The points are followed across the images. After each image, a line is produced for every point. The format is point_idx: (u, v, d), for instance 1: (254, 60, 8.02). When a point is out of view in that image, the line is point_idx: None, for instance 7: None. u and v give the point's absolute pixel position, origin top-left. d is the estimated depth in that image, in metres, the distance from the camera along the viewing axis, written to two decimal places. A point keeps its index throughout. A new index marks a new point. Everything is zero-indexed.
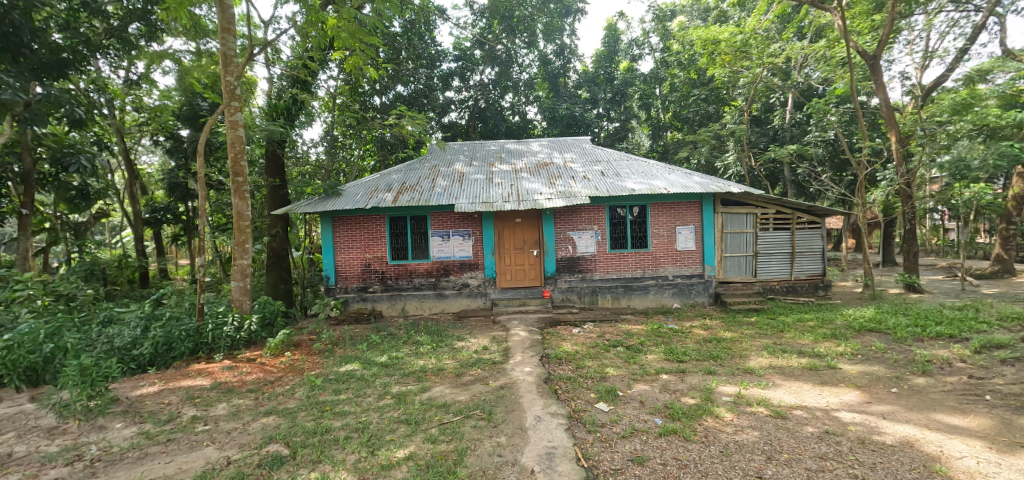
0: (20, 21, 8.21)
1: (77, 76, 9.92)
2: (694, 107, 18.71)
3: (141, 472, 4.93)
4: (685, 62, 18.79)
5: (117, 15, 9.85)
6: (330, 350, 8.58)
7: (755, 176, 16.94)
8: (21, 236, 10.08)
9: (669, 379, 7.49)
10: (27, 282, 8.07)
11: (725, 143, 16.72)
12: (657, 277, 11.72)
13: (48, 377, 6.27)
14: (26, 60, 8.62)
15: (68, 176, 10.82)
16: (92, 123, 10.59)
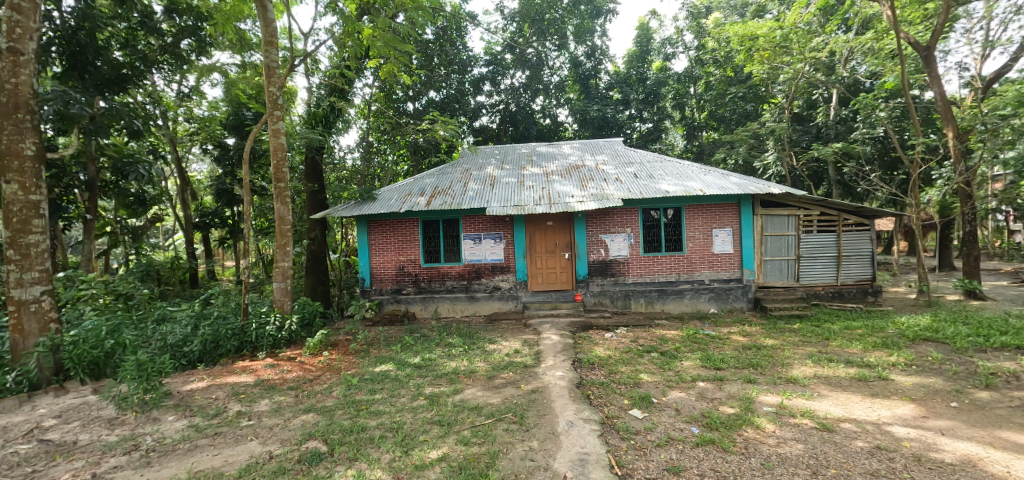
0: (85, 41, 8.97)
1: (136, 89, 10.59)
2: (731, 106, 18.15)
3: (191, 463, 5.18)
4: (721, 60, 18.26)
5: (171, 32, 10.53)
6: (365, 350, 8.81)
7: (797, 177, 16.27)
8: (86, 239, 10.89)
9: (705, 387, 7.26)
10: (90, 282, 8.68)
11: (764, 142, 16.11)
12: (692, 282, 11.41)
13: (109, 370, 6.71)
14: (91, 77, 9.30)
15: (128, 183, 11.62)
16: (149, 134, 11.32)
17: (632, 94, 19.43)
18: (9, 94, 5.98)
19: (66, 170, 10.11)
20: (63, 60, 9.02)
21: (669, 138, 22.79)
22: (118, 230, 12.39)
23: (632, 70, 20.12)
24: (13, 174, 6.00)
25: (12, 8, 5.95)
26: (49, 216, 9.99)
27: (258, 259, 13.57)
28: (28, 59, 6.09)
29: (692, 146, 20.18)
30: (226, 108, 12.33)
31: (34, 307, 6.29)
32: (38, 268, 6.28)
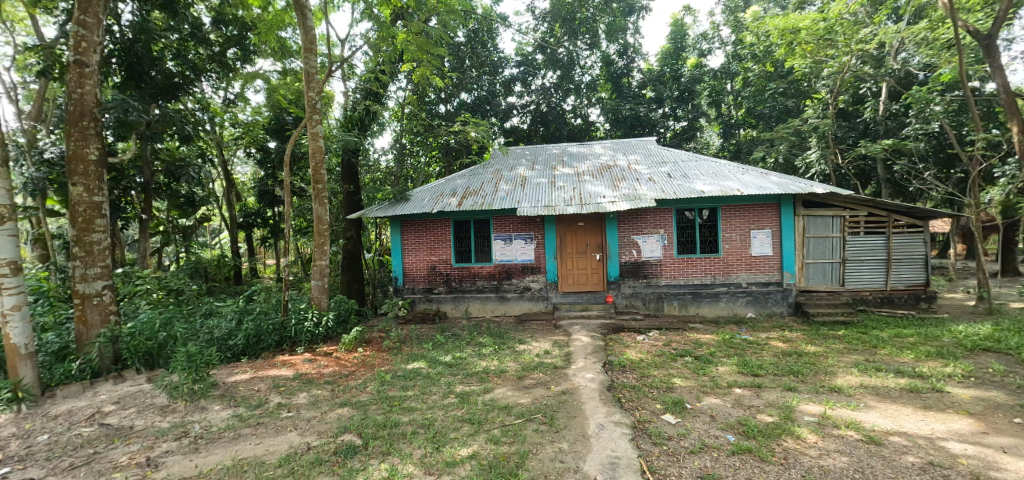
0: (141, 52, 9.59)
1: (186, 97, 11.20)
2: (771, 102, 17.44)
3: (235, 451, 5.45)
4: (760, 54, 17.61)
5: (218, 41, 10.98)
6: (398, 347, 9.03)
7: (841, 176, 15.49)
8: (142, 237, 11.65)
9: (742, 394, 7.02)
10: (144, 278, 9.27)
11: (806, 140, 15.42)
12: (729, 285, 11.06)
13: (161, 361, 7.19)
14: (147, 86, 9.95)
15: (179, 185, 12.38)
16: (199, 138, 11.99)
17: (665, 92, 18.78)
18: (75, 104, 6.47)
19: (124, 173, 10.82)
20: (122, 71, 9.66)
21: (704, 136, 22.20)
22: (170, 229, 13.14)
23: (666, 68, 19.43)
24: (79, 177, 6.50)
25: (78, 24, 6.42)
26: (110, 216, 10.76)
27: (298, 257, 14.12)
28: (92, 71, 6.57)
29: (729, 144, 19.57)
30: (268, 113, 12.93)
31: (97, 300, 6.78)
32: (100, 264, 6.77)
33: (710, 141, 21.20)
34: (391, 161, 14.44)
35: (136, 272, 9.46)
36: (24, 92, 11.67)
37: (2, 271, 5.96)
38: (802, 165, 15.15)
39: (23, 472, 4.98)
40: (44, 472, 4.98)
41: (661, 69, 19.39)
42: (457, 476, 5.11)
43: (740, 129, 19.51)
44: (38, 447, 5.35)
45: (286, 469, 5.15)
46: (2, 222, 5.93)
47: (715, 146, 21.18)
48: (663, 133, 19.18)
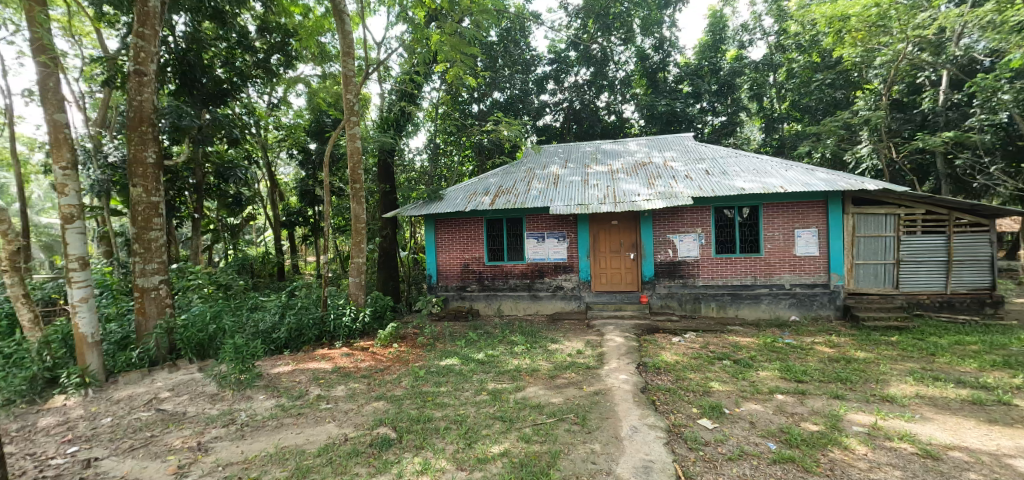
0: (193, 60, 10.13)
1: (234, 102, 11.79)
2: (818, 94, 16.59)
3: (278, 439, 5.72)
4: (806, 45, 16.86)
5: (263, 48, 11.50)
6: (432, 344, 9.20)
7: (895, 171, 14.55)
8: (195, 235, 12.38)
9: (784, 400, 6.71)
10: (197, 273, 9.86)
11: (857, 133, 14.57)
12: (771, 286, 10.59)
13: (212, 351, 7.63)
14: (199, 92, 10.56)
15: (227, 186, 13.08)
16: (245, 140, 12.63)
17: (703, 86, 18.09)
18: (135, 110, 6.95)
19: (179, 174, 11.51)
20: (176, 79, 10.24)
21: (745, 131, 21.38)
22: (220, 228, 13.86)
23: (704, 61, 18.74)
24: (138, 178, 6.97)
25: (137, 36, 6.89)
26: (166, 215, 11.49)
27: (337, 255, 14.61)
28: (150, 79, 7.03)
29: (771, 139, 18.76)
30: (310, 116, 13.46)
31: (154, 293, 7.28)
32: (157, 260, 7.24)
33: (751, 136, 20.45)
34: (425, 161, 14.74)
35: (189, 268, 10.05)
36: (89, 100, 12.62)
37: (73, 266, 6.48)
38: (851, 160, 14.29)
39: (89, 451, 5.40)
40: (107, 452, 5.38)
41: (700, 63, 18.74)
42: (488, 472, 5.15)
43: (784, 123, 18.68)
44: (102, 429, 5.79)
45: (325, 458, 5.34)
46: (72, 221, 6.45)
47: (756, 142, 20.40)
48: (701, 129, 18.65)
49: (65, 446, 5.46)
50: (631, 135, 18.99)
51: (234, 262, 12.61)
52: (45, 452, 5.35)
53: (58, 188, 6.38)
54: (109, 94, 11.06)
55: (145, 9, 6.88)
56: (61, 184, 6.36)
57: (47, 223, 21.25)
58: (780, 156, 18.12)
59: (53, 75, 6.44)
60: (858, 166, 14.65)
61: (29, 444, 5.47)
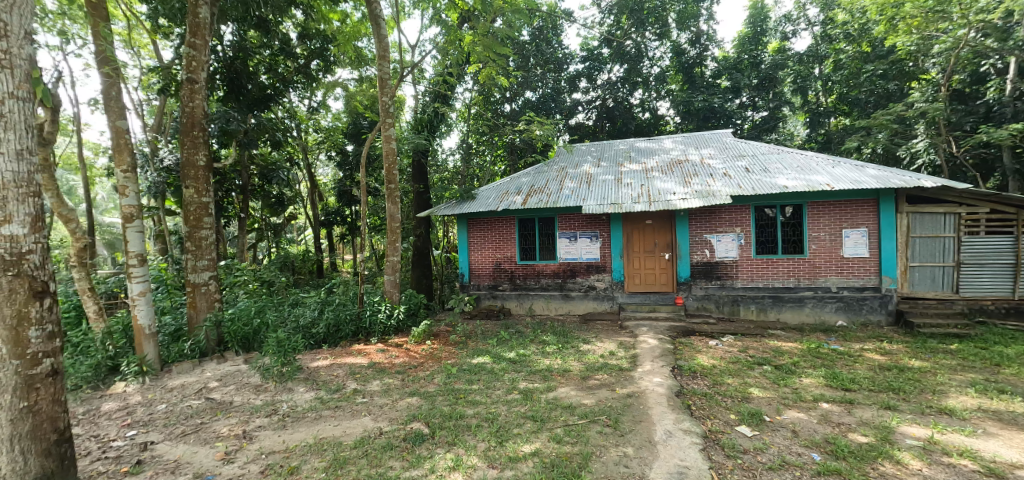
0: (240, 68, 10.60)
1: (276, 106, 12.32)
2: (868, 86, 15.75)
3: (317, 430, 5.94)
4: (855, 33, 16.20)
5: (304, 55, 11.96)
6: (464, 342, 9.33)
7: (955, 167, 13.57)
8: (241, 234, 13.00)
9: (830, 409, 6.37)
10: (242, 270, 10.39)
11: (912, 127, 13.69)
12: (815, 289, 10.10)
13: (256, 344, 8.02)
14: (245, 98, 11.09)
15: (271, 187, 13.72)
16: (287, 143, 13.19)
17: (742, 80, 17.44)
18: (187, 116, 7.37)
19: (226, 176, 12.21)
20: (224, 86, 10.75)
21: (787, 127, 20.54)
22: (264, 226, 14.52)
23: (744, 54, 18.12)
24: (190, 180, 7.41)
25: (190, 46, 7.33)
26: (216, 215, 12.14)
27: (373, 253, 15.01)
28: (201, 87, 7.45)
29: (817, 134, 17.90)
30: (347, 118, 13.90)
31: (204, 288, 7.71)
32: (207, 257, 7.66)
33: (795, 131, 19.57)
34: (458, 161, 14.94)
35: (236, 265, 10.60)
36: (147, 107, 13.50)
37: (132, 262, 6.96)
38: (906, 155, 13.42)
39: (146, 435, 5.77)
40: (163, 436, 5.75)
41: (739, 56, 18.11)
42: (519, 471, 5.13)
43: (831, 117, 17.76)
44: (157, 415, 6.19)
45: (360, 451, 5.47)
46: (131, 220, 6.93)
47: (800, 137, 19.54)
48: (741, 125, 18.02)
49: (125, 429, 5.87)
50: (666, 132, 18.56)
51: (277, 260, 13.21)
52: (108, 434, 5.76)
53: (120, 190, 6.89)
54: (165, 102, 11.76)
55: (196, 21, 7.32)
56: (122, 185, 6.87)
57: (110, 222, 22.88)
58: (826, 152, 17.28)
59: (115, 85, 6.93)
60: (913, 161, 13.75)
61: (94, 427, 5.91)
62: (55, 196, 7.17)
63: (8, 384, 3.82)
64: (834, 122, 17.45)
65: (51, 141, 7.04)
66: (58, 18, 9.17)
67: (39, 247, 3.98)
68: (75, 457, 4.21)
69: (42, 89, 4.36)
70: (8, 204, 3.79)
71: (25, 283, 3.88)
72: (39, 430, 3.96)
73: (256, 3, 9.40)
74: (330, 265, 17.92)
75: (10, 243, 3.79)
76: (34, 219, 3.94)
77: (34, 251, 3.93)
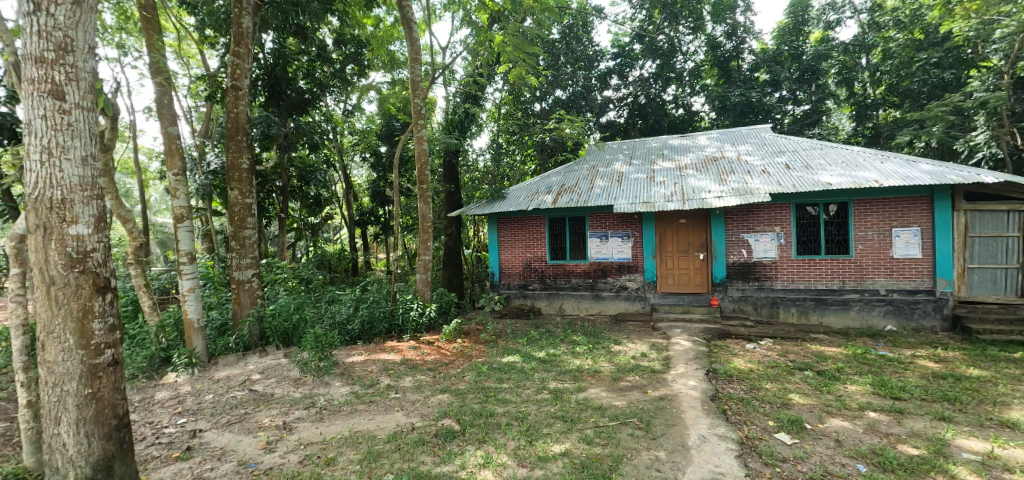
0: (279, 75, 11.09)
1: (314, 110, 12.80)
2: (921, 75, 14.89)
3: (352, 423, 6.13)
4: (906, 20, 15.47)
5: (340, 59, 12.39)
6: (494, 340, 9.42)
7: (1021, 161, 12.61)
8: (281, 233, 13.55)
9: (878, 419, 6.02)
10: (283, 268, 10.87)
11: (971, 118, 12.80)
12: (862, 291, 9.61)
13: (295, 339, 8.39)
14: (284, 103, 11.57)
15: (309, 188, 14.26)
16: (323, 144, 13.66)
17: (783, 73, 16.80)
18: (232, 121, 7.77)
19: (268, 178, 12.81)
20: (265, 91, 11.24)
21: (832, 121, 19.60)
22: (303, 226, 15.08)
23: (783, 45, 17.37)
24: (235, 183, 7.80)
25: (234, 54, 7.71)
26: (258, 215, 12.73)
27: (405, 252, 15.34)
28: (244, 93, 7.81)
29: (864, 128, 17.01)
30: (381, 121, 14.29)
31: (247, 285, 8.08)
32: (250, 256, 8.03)
33: (841, 126, 18.69)
34: (488, 161, 15.07)
35: (277, 264, 11.11)
36: (195, 114, 14.27)
37: (183, 260, 7.37)
38: (964, 149, 12.56)
39: (194, 423, 6.13)
40: (211, 424, 6.09)
41: (779, 48, 17.44)
42: (549, 471, 5.09)
43: (880, 110, 16.76)
44: (205, 404, 6.56)
45: (393, 445, 5.59)
46: (182, 220, 7.34)
47: (844, 132, 18.68)
48: (780, 120, 17.34)
49: (176, 417, 6.25)
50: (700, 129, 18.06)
51: (314, 258, 13.71)
52: (161, 421, 6.15)
53: (172, 192, 7.32)
54: (211, 108, 12.36)
55: (240, 31, 7.70)
56: (173, 188, 7.31)
57: (162, 222, 24.29)
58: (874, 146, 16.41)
59: (167, 93, 7.37)
60: (972, 155, 12.84)
61: (148, 414, 6.33)
62: (115, 198, 7.69)
63: (74, 372, 3.89)
64: (883, 114, 16.61)
65: (109, 147, 7.55)
66: (116, 32, 9.84)
67: (102, 245, 4.02)
68: (132, 443, 4.25)
69: (104, 99, 4.68)
70: (74, 205, 3.85)
71: (89, 279, 3.92)
72: (101, 416, 4.01)
73: (294, 11, 9.70)
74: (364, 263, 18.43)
75: (76, 242, 3.85)
76: (97, 219, 3.98)
77: (97, 249, 3.97)
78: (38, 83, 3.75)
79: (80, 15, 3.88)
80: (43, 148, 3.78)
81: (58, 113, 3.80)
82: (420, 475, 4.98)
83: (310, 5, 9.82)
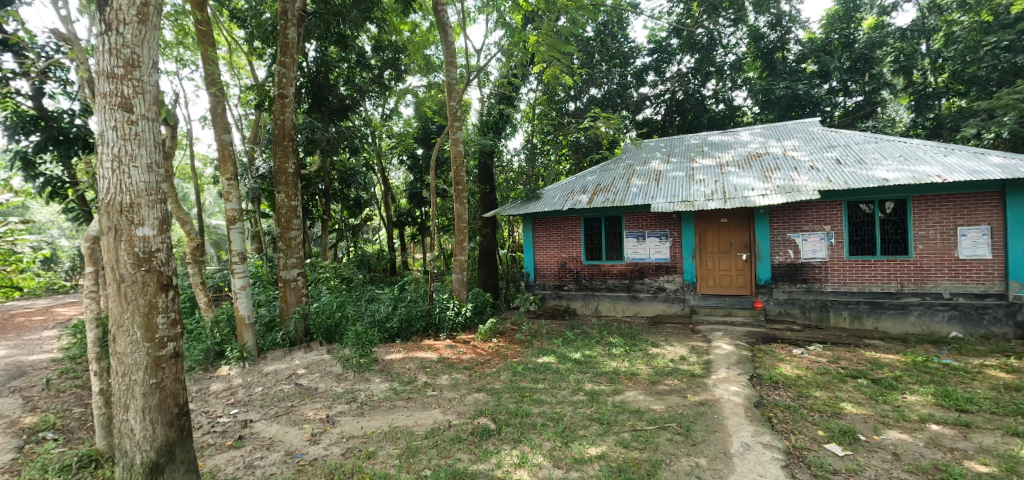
0: (322, 82, 11.53)
1: (353, 116, 13.26)
2: (989, 61, 13.54)
3: (392, 419, 6.30)
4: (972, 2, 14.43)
5: (379, 65, 12.76)
6: (529, 340, 9.44)
7: None
8: (324, 234, 14.11)
9: (941, 432, 5.58)
10: (325, 268, 11.34)
11: None
12: (923, 294, 9.01)
13: (337, 336, 8.76)
14: (326, 109, 12.07)
15: (349, 190, 14.81)
16: (363, 148, 14.14)
17: (832, 63, 16.04)
18: (279, 128, 8.15)
19: (311, 181, 13.37)
20: (309, 99, 11.76)
21: (888, 113, 18.52)
22: (344, 227, 15.60)
23: (832, 34, 16.44)
24: (281, 186, 8.19)
25: (281, 64, 8.09)
26: (304, 217, 13.35)
27: (441, 253, 15.67)
28: (290, 100, 8.19)
29: (924, 119, 16.23)
30: (417, 124, 14.68)
31: (294, 283, 8.49)
32: (296, 256, 8.41)
33: (898, 117, 17.77)
34: (523, 161, 15.14)
35: (321, 263, 11.61)
36: (245, 121, 15.10)
37: (235, 259, 7.80)
38: None
39: (246, 413, 6.48)
40: (260, 415, 6.43)
41: (827, 37, 16.47)
42: (585, 473, 5.02)
43: (942, 99, 15.94)
44: (255, 396, 6.93)
45: (431, 441, 5.69)
46: (234, 222, 7.81)
47: (903, 123, 17.81)
48: (830, 113, 16.47)
49: (229, 407, 6.64)
50: (742, 124, 17.43)
51: (355, 258, 14.19)
52: (215, 411, 6.54)
53: (225, 195, 7.78)
54: (260, 115, 12.99)
55: (286, 41, 8.07)
56: (227, 192, 7.77)
57: (215, 224, 25.81)
58: (937, 138, 15.52)
59: (221, 103, 7.85)
60: None
61: (205, 404, 6.76)
62: (175, 202, 8.27)
63: (141, 363, 4.19)
64: (947, 104, 15.73)
65: (168, 154, 8.10)
66: (175, 47, 10.55)
67: (165, 246, 4.32)
68: (192, 430, 4.53)
69: (167, 111, 5.02)
70: (141, 209, 4.15)
71: (154, 277, 4.22)
72: (164, 404, 4.30)
73: (335, 20, 10.08)
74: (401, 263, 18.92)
75: (143, 243, 4.16)
76: (161, 222, 4.28)
77: (161, 249, 4.26)
78: (110, 98, 4.07)
79: (145, 33, 4.19)
80: (114, 156, 4.10)
81: (127, 124, 4.12)
82: (457, 472, 5.04)
83: (350, 13, 10.21)
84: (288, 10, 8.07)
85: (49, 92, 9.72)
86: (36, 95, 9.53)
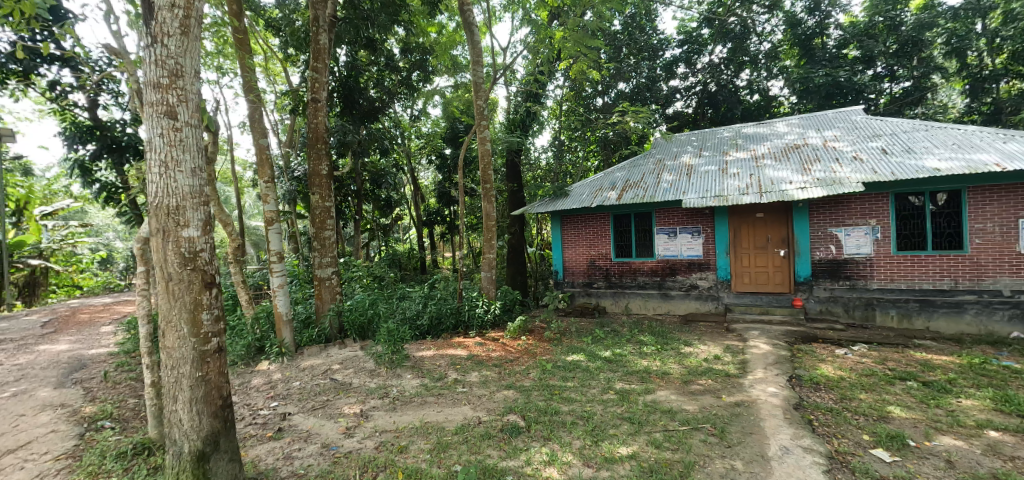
0: (353, 86, 11.91)
1: (383, 118, 13.53)
2: None
3: (423, 414, 6.41)
4: None
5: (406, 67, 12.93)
6: (559, 339, 9.40)
7: None
8: (356, 234, 14.49)
9: (1001, 439, 5.20)
10: (357, 267, 11.66)
11: None
12: (980, 292, 8.43)
13: (370, 333, 9.01)
14: (357, 112, 12.42)
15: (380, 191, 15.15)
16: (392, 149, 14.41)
17: (877, 48, 15.17)
18: (313, 131, 8.41)
19: (344, 182, 13.74)
20: (340, 102, 12.13)
21: (941, 98, 17.43)
22: (375, 227, 15.92)
23: (877, 16, 15.57)
24: (316, 187, 8.47)
25: (313, 69, 8.34)
26: (338, 217, 13.75)
27: (470, 251, 15.78)
28: (322, 104, 8.43)
29: (980, 104, 15.22)
30: (445, 124, 14.83)
31: (328, 282, 8.78)
32: (330, 255, 8.68)
33: (950, 103, 16.75)
34: (550, 158, 15.06)
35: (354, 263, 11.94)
36: (281, 126, 15.64)
37: (273, 259, 8.10)
38: None
39: (285, 406, 6.74)
40: (299, 408, 6.67)
41: (870, 19, 15.64)
42: (615, 473, 4.95)
43: (999, 82, 14.96)
44: (293, 390, 7.20)
45: (461, 437, 5.75)
46: (272, 223, 8.10)
47: (957, 108, 16.80)
48: (875, 100, 15.64)
49: (270, 400, 6.92)
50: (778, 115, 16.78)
51: (386, 257, 14.46)
52: (256, 404, 6.84)
53: (263, 197, 8.11)
54: (295, 120, 13.46)
55: (317, 47, 8.34)
56: (264, 193, 8.10)
57: (255, 226, 26.90)
58: (994, 124, 14.56)
59: (257, 109, 8.17)
60: None
61: (247, 397, 7.07)
62: (217, 205, 8.66)
63: (187, 357, 4.42)
64: (1005, 86, 14.74)
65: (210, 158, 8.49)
66: (215, 56, 11.06)
67: (208, 246, 4.55)
68: (235, 421, 4.75)
69: (208, 119, 5.28)
70: (186, 210, 4.37)
71: (199, 276, 4.44)
72: (209, 396, 4.52)
73: (364, 25, 10.41)
74: (431, 262, 19.13)
75: (188, 243, 4.38)
76: (204, 223, 4.51)
77: (205, 249, 4.48)
78: (156, 106, 4.30)
79: (188, 44, 4.41)
80: (162, 162, 4.32)
81: (172, 131, 4.34)
82: (487, 467, 5.07)
83: (378, 17, 10.47)
84: (319, 17, 8.32)
85: (102, 103, 10.37)
86: (91, 106, 10.17)
